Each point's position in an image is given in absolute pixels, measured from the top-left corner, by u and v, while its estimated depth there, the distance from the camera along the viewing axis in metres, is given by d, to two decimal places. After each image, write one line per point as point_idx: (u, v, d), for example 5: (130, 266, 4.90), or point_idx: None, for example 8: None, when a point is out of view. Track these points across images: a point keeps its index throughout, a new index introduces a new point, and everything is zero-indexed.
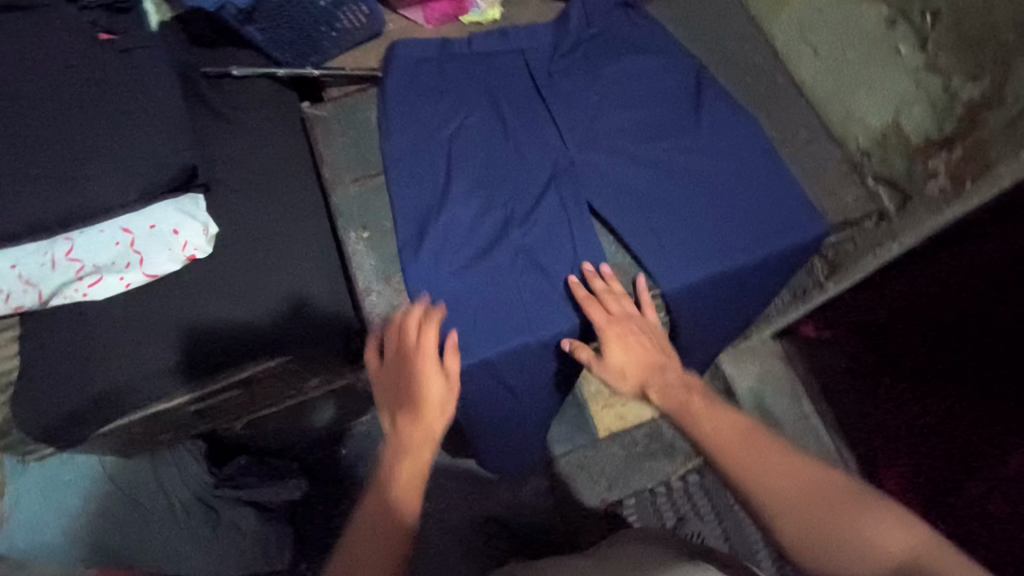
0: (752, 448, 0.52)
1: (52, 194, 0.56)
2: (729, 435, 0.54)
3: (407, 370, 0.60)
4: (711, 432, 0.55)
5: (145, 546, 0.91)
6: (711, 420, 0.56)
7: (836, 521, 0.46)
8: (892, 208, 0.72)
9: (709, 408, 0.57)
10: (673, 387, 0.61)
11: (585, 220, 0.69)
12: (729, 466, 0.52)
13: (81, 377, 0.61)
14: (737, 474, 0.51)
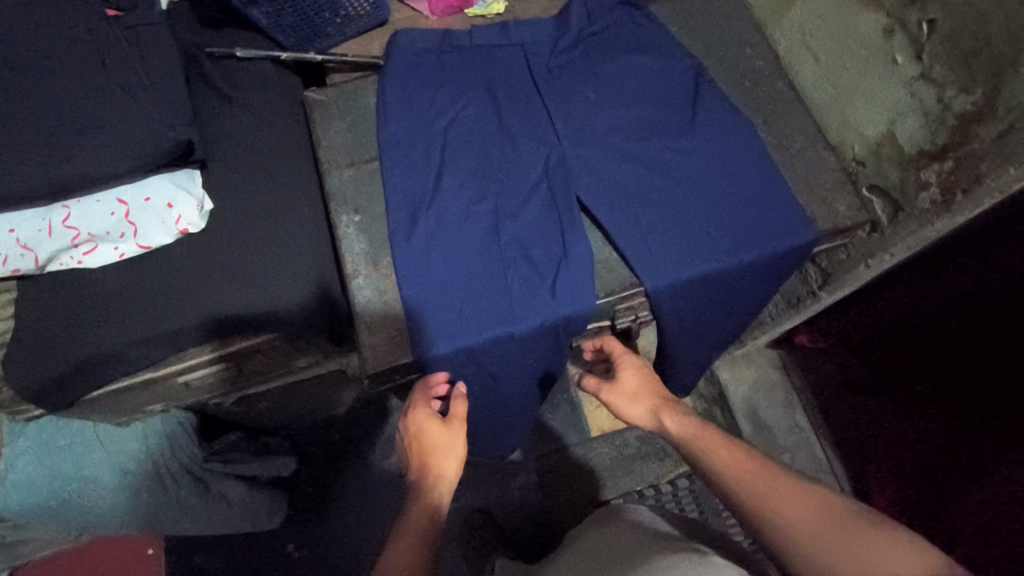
0: (764, 478, 0.55)
1: (50, 162, 0.57)
2: (735, 458, 0.58)
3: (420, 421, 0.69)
4: (718, 457, 0.59)
5: (134, 513, 0.94)
6: (718, 445, 0.60)
7: (848, 546, 0.48)
8: (885, 217, 0.71)
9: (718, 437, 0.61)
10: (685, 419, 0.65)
11: (575, 215, 0.69)
12: (735, 483, 0.56)
13: (70, 340, 0.62)
14: (740, 488, 0.55)
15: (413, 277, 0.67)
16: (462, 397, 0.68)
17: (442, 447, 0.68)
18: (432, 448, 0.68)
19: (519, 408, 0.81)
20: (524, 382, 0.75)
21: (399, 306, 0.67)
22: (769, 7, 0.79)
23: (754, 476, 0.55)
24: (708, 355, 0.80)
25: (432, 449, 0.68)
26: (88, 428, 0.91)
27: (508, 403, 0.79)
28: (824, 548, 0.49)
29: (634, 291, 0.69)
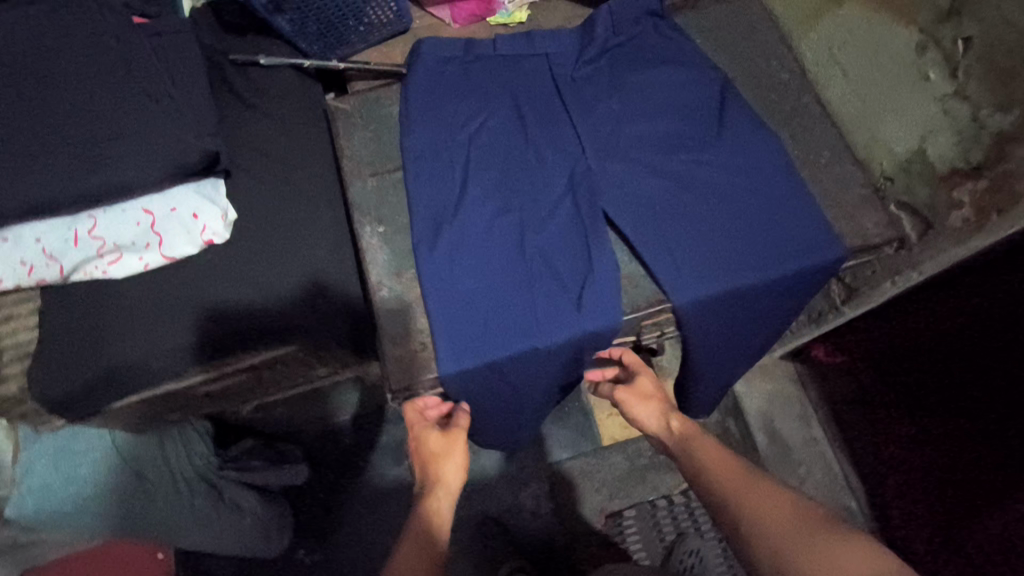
0: (747, 482, 0.59)
1: (79, 172, 0.57)
2: (725, 464, 0.62)
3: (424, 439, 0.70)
4: (711, 463, 0.63)
5: (148, 520, 0.92)
6: (712, 452, 0.64)
7: (809, 543, 0.51)
8: (914, 236, 0.70)
9: (713, 443, 0.66)
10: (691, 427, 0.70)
11: (600, 228, 0.69)
12: (724, 489, 0.59)
13: (95, 352, 0.62)
14: (725, 490, 0.59)
15: (437, 290, 0.67)
16: (466, 411, 0.70)
17: (441, 456, 0.69)
18: (435, 457, 0.70)
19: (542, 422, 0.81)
20: (548, 398, 0.74)
21: (422, 319, 0.67)
22: (795, 19, 0.79)
23: (739, 482, 0.59)
24: (730, 371, 0.79)
25: (436, 457, 0.69)
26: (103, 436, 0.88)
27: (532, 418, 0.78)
28: (788, 547, 0.52)
29: (661, 307, 0.69)
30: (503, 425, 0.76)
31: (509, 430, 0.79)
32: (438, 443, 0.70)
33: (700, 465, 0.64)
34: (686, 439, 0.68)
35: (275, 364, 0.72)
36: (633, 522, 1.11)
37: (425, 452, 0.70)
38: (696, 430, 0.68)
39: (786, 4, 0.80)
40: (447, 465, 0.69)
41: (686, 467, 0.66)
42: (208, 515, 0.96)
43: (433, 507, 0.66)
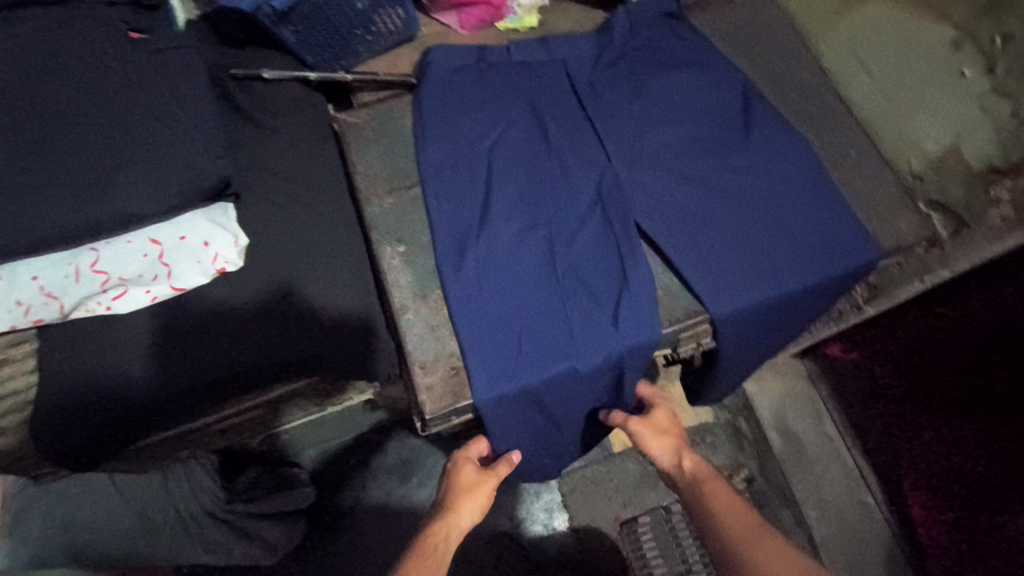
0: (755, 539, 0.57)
1: (80, 202, 0.52)
2: (733, 512, 0.60)
3: (461, 476, 0.70)
4: (717, 508, 0.61)
5: (160, 556, 0.88)
6: (721, 498, 0.62)
7: None
8: (946, 234, 0.69)
9: (725, 489, 0.63)
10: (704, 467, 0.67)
11: (633, 240, 0.66)
12: (730, 537, 0.58)
13: (99, 396, 0.57)
14: (734, 546, 0.57)
15: (467, 312, 0.63)
16: (510, 462, 0.69)
17: (469, 493, 0.69)
18: (461, 492, 0.69)
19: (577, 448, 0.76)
20: (582, 419, 0.71)
21: (452, 343, 0.63)
22: (812, 17, 0.78)
23: (745, 533, 0.58)
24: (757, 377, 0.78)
25: (463, 490, 0.69)
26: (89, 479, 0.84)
27: (567, 444, 0.74)
28: None
29: (698, 318, 0.66)
30: (535, 453, 0.72)
31: (542, 458, 0.74)
32: (471, 480, 0.69)
33: (707, 512, 0.62)
34: (698, 481, 0.66)
35: (292, 395, 0.68)
36: (648, 530, 1.05)
37: (452, 486, 0.70)
38: (709, 474, 0.66)
39: (801, 3, 0.79)
40: (470, 502, 0.68)
41: (692, 510, 0.64)
42: (221, 543, 0.92)
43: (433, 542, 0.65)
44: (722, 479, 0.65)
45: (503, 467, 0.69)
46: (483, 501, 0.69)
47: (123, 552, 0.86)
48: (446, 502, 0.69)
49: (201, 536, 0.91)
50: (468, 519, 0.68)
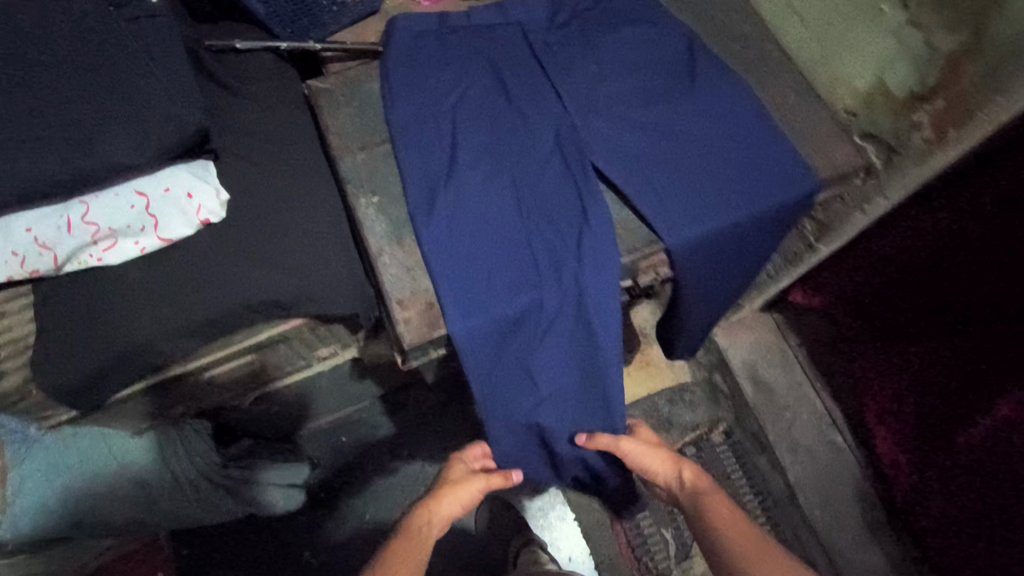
0: (754, 544, 0.68)
1: (66, 155, 0.55)
2: (732, 522, 0.71)
3: (452, 476, 0.80)
4: (719, 517, 0.72)
5: (159, 514, 0.96)
6: (721, 506, 0.73)
7: None
8: (879, 162, 0.76)
9: (723, 499, 0.74)
10: (702, 480, 0.78)
11: (592, 180, 0.71)
12: (732, 541, 0.69)
13: (95, 338, 0.59)
14: (738, 550, 0.68)
15: (440, 253, 0.67)
16: (506, 475, 0.79)
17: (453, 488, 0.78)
18: (449, 485, 0.79)
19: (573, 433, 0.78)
20: (565, 387, 0.74)
21: (427, 280, 0.67)
22: None
23: (745, 538, 0.69)
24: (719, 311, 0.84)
25: (455, 484, 0.78)
26: (100, 437, 0.91)
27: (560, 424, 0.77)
28: None
29: (655, 248, 0.71)
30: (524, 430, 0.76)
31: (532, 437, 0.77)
32: (459, 476, 0.80)
33: (710, 521, 0.72)
34: (698, 492, 0.76)
35: (281, 344, 0.73)
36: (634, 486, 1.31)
37: (447, 480, 0.79)
38: (707, 484, 0.77)
39: None
40: (458, 495, 0.77)
41: (694, 518, 0.74)
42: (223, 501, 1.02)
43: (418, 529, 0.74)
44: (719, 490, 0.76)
45: (496, 477, 0.79)
46: (472, 500, 0.79)
47: (126, 514, 0.94)
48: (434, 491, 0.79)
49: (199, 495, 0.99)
50: (452, 512, 0.77)
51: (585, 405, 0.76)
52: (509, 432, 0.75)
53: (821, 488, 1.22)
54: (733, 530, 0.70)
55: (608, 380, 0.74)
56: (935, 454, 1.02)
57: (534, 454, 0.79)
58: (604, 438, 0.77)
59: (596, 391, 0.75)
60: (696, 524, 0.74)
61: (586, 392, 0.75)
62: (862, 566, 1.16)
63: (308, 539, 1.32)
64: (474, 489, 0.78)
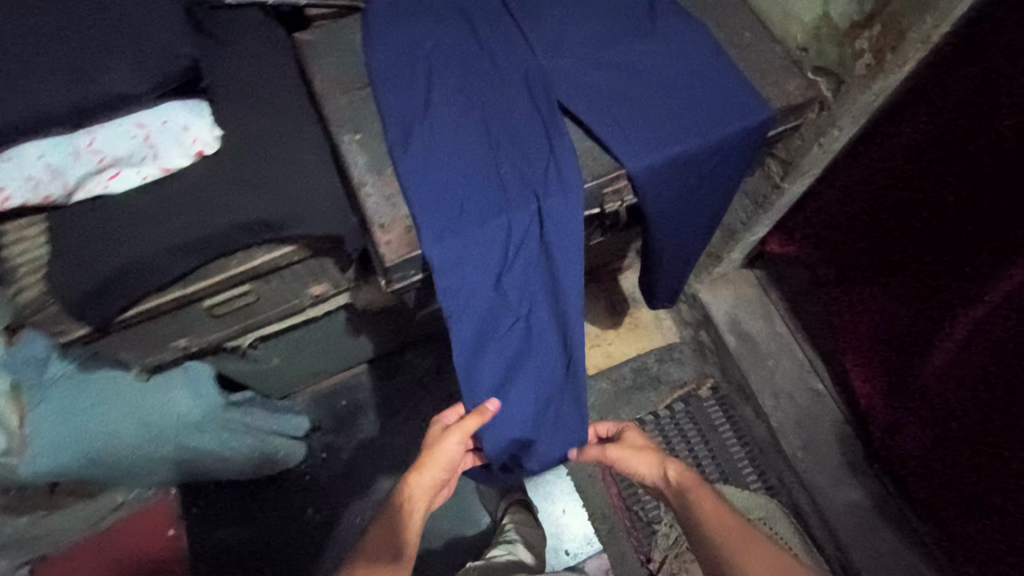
0: (742, 536, 0.69)
1: (70, 87, 0.61)
2: (718, 517, 0.72)
3: (429, 443, 0.78)
4: (705, 514, 0.73)
5: (169, 449, 1.04)
6: (706, 501, 0.74)
7: None
8: (830, 93, 0.81)
9: (708, 494, 0.75)
10: (688, 475, 0.79)
11: (556, 114, 0.76)
12: (719, 537, 0.70)
13: (105, 256, 0.65)
14: (725, 545, 0.69)
15: (415, 181, 0.72)
16: (481, 415, 0.75)
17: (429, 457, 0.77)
18: (426, 453, 0.77)
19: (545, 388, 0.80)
20: (533, 328, 0.78)
21: (406, 206, 0.72)
22: None
23: (733, 533, 0.70)
24: (688, 245, 0.89)
25: (430, 448, 0.77)
26: (109, 382, 0.95)
27: (530, 374, 0.78)
28: None
29: (617, 174, 0.76)
30: (496, 378, 0.77)
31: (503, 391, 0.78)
32: (434, 441, 0.78)
33: (698, 518, 0.73)
34: (683, 490, 0.77)
35: (275, 274, 0.78)
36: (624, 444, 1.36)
37: (426, 445, 0.79)
38: (693, 482, 0.77)
39: None
40: (434, 461, 0.76)
41: (682, 515, 0.76)
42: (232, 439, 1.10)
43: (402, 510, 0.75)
44: (705, 485, 0.77)
45: (469, 422, 0.75)
46: (451, 460, 0.77)
47: (137, 447, 1.00)
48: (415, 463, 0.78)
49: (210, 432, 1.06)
50: (434, 476, 0.77)
51: (554, 353, 0.79)
52: (482, 381, 0.76)
53: (803, 432, 1.27)
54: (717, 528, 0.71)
55: (574, 320, 0.77)
56: (903, 389, 1.07)
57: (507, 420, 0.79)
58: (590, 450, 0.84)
59: (562, 333, 0.78)
60: (683, 521, 0.75)
61: (555, 335, 0.79)
62: (842, 501, 1.21)
63: (312, 496, 1.38)
64: (447, 447, 0.76)
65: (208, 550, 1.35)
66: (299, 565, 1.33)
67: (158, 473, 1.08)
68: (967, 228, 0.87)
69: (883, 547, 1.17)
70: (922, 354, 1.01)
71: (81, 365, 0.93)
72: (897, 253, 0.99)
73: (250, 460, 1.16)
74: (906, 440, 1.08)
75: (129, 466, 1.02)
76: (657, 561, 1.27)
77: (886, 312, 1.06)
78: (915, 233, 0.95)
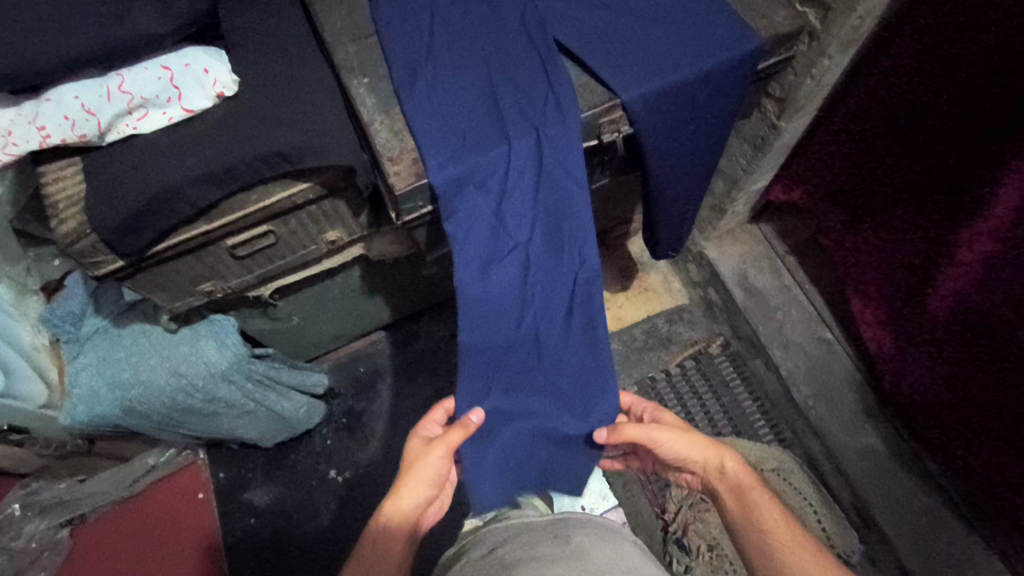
0: (801, 545, 0.71)
1: (108, 27, 0.68)
2: (780, 524, 0.72)
3: (408, 458, 0.77)
4: (768, 519, 0.73)
5: (199, 400, 1.07)
6: (766, 504, 0.74)
7: None
8: (818, 22, 0.85)
9: (767, 496, 0.75)
10: (742, 470, 0.78)
11: (552, 50, 0.80)
12: (782, 549, 0.70)
13: (136, 189, 0.70)
14: (788, 558, 0.70)
15: (420, 116, 0.76)
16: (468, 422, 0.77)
17: (409, 472, 0.75)
18: (406, 467, 0.76)
19: (551, 318, 0.84)
20: (533, 260, 0.82)
21: (412, 140, 0.76)
22: None
23: (795, 544, 0.71)
24: (687, 181, 0.92)
25: (414, 462, 0.75)
26: (143, 334, 1.01)
27: (535, 305, 0.83)
28: None
29: (613, 104, 0.78)
30: (502, 309, 0.82)
31: (507, 323, 0.82)
32: (414, 453, 0.77)
33: (761, 524, 0.72)
34: (742, 488, 0.76)
35: (294, 214, 0.83)
36: None
37: (407, 462, 0.76)
38: (749, 480, 0.77)
39: None
40: (417, 475, 0.75)
41: (739, 515, 0.75)
42: (256, 391, 1.14)
43: (384, 535, 0.72)
44: (761, 485, 0.77)
45: (452, 435, 0.76)
46: (438, 470, 0.76)
47: (168, 400, 1.04)
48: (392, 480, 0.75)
49: (238, 384, 1.10)
50: (421, 493, 0.75)
51: (557, 280, 0.83)
52: (484, 313, 0.81)
53: (813, 379, 1.27)
54: (784, 535, 0.71)
55: (579, 246, 0.82)
56: (907, 322, 1.08)
57: (506, 361, 0.83)
58: (630, 429, 0.79)
59: (567, 262, 0.82)
60: (742, 524, 0.74)
61: (559, 263, 0.83)
62: (857, 446, 1.21)
63: (331, 460, 1.40)
64: (434, 459, 0.75)
65: (235, 510, 1.36)
66: (315, 528, 1.34)
67: (188, 424, 1.13)
68: (961, 150, 0.88)
69: (900, 490, 1.16)
70: (927, 286, 1.01)
71: (113, 319, 1.02)
72: (898, 191, 1.01)
73: (274, 412, 1.21)
74: (917, 378, 1.09)
75: (162, 417, 1.08)
76: (672, 511, 1.27)
77: (887, 246, 1.07)
78: (914, 168, 0.96)
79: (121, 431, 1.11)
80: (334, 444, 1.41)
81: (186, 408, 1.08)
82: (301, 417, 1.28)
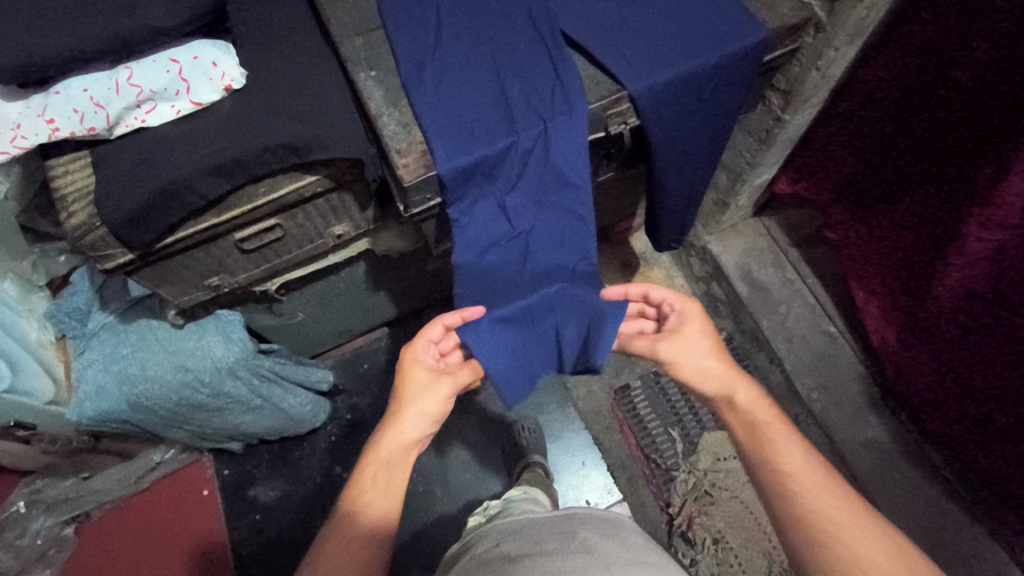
0: (828, 490, 0.62)
1: (116, 20, 0.67)
2: (803, 465, 0.64)
3: (410, 389, 0.74)
4: (787, 458, 0.64)
5: (204, 395, 1.07)
6: (785, 443, 0.66)
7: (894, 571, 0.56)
8: (824, 14, 0.85)
9: (786, 434, 0.67)
10: (760, 404, 0.70)
11: (559, 42, 0.80)
12: (803, 490, 0.62)
13: (145, 182, 0.70)
14: (809, 503, 0.61)
15: (428, 108, 0.76)
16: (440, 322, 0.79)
17: (413, 404, 0.73)
18: (410, 398, 0.73)
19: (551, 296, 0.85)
20: (535, 248, 0.83)
21: (420, 133, 0.75)
22: None
23: (821, 487, 0.62)
24: (693, 172, 0.92)
25: (418, 395, 0.74)
26: (149, 330, 1.01)
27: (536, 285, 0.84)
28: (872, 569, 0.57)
29: (620, 95, 0.78)
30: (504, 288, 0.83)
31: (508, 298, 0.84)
32: (416, 385, 0.74)
33: (778, 463, 0.64)
34: (757, 424, 0.68)
35: (301, 207, 0.83)
36: (641, 393, 1.36)
37: (409, 393, 0.74)
38: (768, 415, 0.69)
39: None
40: (422, 407, 0.73)
41: (753, 452, 0.67)
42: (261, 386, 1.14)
43: (385, 467, 0.70)
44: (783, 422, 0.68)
45: (464, 376, 0.77)
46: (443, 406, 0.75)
47: (174, 395, 1.04)
48: (392, 412, 0.73)
49: (244, 380, 1.10)
50: (423, 428, 0.73)
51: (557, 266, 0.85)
52: (484, 286, 0.82)
53: (817, 373, 1.27)
54: (805, 485, 0.63)
55: (581, 237, 0.84)
56: (911, 313, 1.08)
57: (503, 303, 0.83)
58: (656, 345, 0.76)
59: (568, 253, 0.84)
60: (756, 461, 0.66)
61: (561, 252, 0.84)
62: (861, 438, 1.21)
63: (335, 456, 1.40)
64: (444, 397, 0.74)
65: (240, 506, 1.36)
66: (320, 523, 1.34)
67: (195, 419, 1.13)
68: (968, 139, 0.87)
69: (905, 482, 1.16)
70: (929, 277, 1.02)
71: (119, 315, 1.02)
72: (902, 181, 1.01)
73: (280, 408, 1.21)
74: (921, 368, 1.09)
75: (168, 412, 1.08)
76: (677, 505, 1.26)
77: (891, 236, 1.07)
78: (921, 157, 0.96)
79: (127, 427, 1.11)
80: (339, 440, 1.41)
81: (192, 403, 1.08)
82: (307, 413, 1.28)
